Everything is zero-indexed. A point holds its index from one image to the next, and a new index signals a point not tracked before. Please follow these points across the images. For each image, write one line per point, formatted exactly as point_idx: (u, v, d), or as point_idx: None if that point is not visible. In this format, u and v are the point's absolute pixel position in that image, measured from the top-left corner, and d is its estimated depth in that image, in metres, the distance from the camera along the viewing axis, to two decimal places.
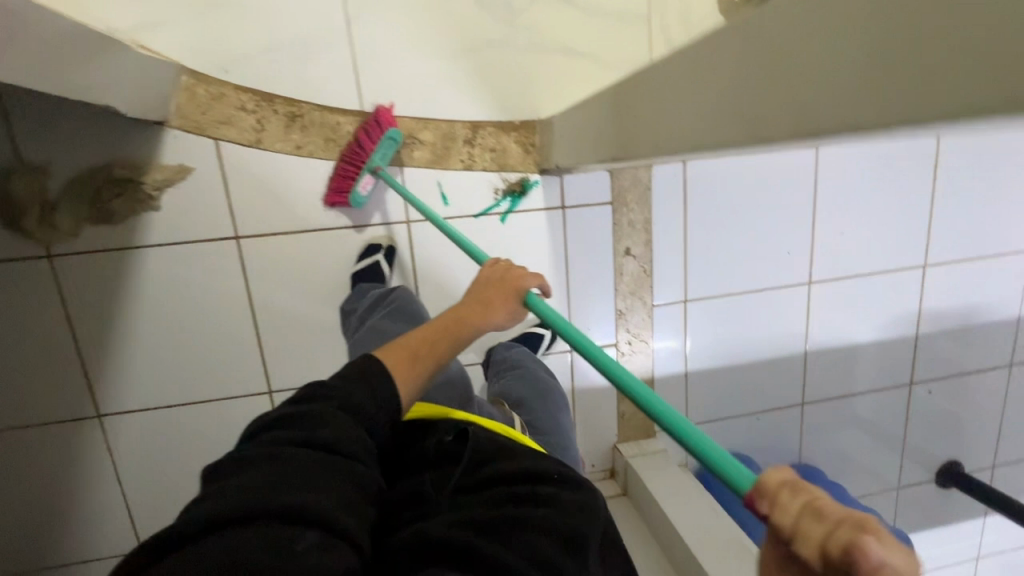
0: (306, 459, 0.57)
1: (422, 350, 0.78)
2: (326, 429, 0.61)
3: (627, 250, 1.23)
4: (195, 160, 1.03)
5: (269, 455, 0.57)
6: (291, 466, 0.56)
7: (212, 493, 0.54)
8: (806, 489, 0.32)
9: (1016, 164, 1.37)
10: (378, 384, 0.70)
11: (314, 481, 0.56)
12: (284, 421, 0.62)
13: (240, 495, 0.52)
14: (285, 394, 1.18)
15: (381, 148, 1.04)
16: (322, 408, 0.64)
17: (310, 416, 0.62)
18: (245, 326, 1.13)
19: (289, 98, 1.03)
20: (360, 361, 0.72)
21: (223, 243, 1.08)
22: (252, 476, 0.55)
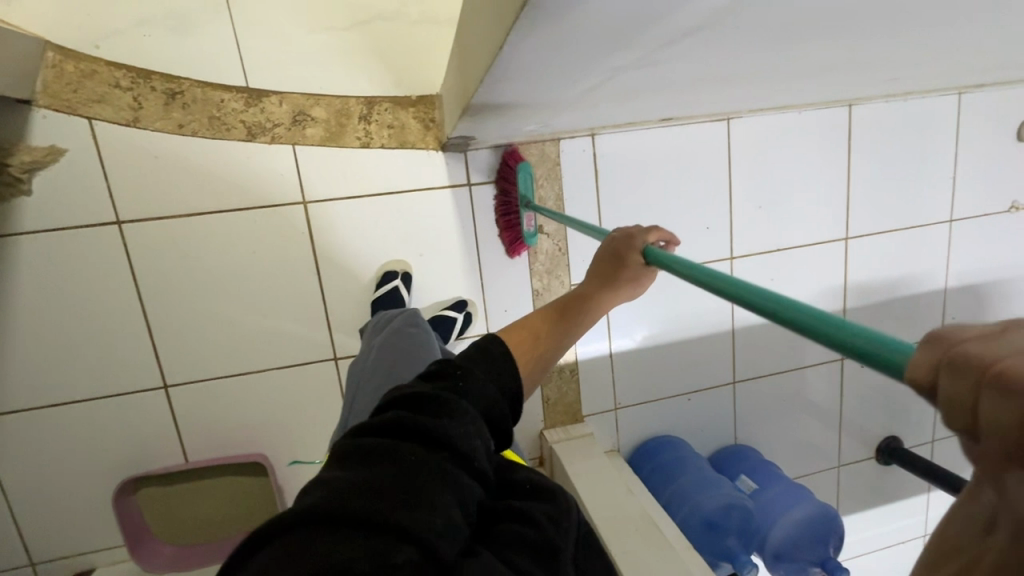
0: (419, 460, 0.47)
1: (542, 328, 0.71)
2: (451, 423, 0.51)
3: (540, 228, 1.19)
4: (69, 141, 0.98)
5: (400, 451, 0.47)
6: (405, 466, 0.46)
7: (322, 484, 0.46)
8: (961, 352, 0.24)
9: (929, 133, 1.38)
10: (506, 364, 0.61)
11: (435, 488, 0.46)
12: (414, 402, 0.53)
13: (368, 496, 0.43)
14: (182, 390, 1.11)
15: (523, 183, 1.12)
16: (443, 398, 0.53)
17: (426, 405, 0.52)
18: (134, 318, 1.06)
19: (168, 75, 0.99)
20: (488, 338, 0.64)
21: (104, 229, 1.02)
22: (362, 471, 0.46)
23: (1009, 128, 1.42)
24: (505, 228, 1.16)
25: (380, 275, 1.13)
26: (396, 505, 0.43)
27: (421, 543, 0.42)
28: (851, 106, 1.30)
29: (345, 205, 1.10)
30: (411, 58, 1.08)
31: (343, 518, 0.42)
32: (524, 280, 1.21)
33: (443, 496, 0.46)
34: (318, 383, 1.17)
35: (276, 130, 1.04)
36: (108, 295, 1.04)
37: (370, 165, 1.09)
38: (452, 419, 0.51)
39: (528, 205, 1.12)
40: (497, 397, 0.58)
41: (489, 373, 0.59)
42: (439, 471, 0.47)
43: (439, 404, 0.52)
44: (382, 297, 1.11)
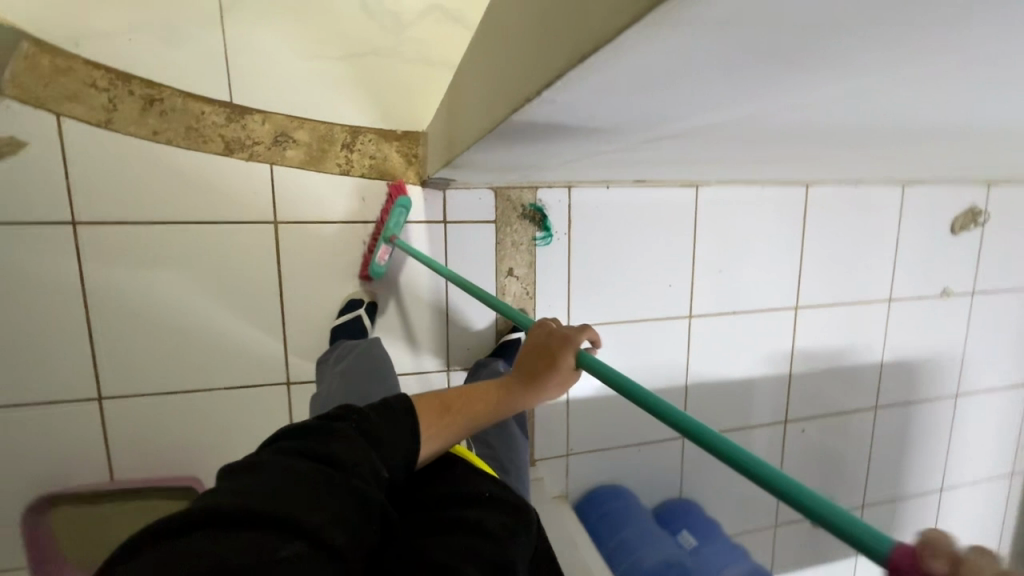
0: (308, 470, 0.49)
1: (457, 401, 0.66)
2: (341, 445, 0.53)
3: (510, 271, 1.22)
4: (32, 134, 0.94)
5: (289, 463, 0.49)
6: (294, 474, 0.48)
7: (207, 496, 0.46)
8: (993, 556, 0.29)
9: (875, 219, 1.49)
10: (405, 421, 0.60)
11: (322, 490, 0.48)
12: (307, 429, 0.55)
13: (256, 501, 0.45)
14: (118, 403, 1.05)
15: (392, 216, 1.07)
16: (343, 426, 0.56)
17: (319, 430, 0.55)
18: (76, 323, 1.01)
19: (149, 81, 0.97)
20: (392, 399, 0.62)
21: (56, 228, 0.97)
22: (253, 483, 0.47)
23: (945, 221, 1.55)
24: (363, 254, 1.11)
25: (347, 302, 1.12)
26: (282, 502, 0.45)
27: (308, 537, 0.45)
28: (808, 186, 1.40)
29: (318, 229, 1.09)
30: (401, 93, 1.09)
31: (223, 516, 0.43)
32: (489, 320, 1.22)
33: (332, 499, 0.48)
34: (267, 406, 1.13)
35: (255, 147, 1.03)
36: (51, 297, 0.99)
37: (348, 193, 1.09)
38: (350, 440, 0.54)
39: (389, 240, 1.07)
40: (409, 432, 0.60)
41: (388, 412, 0.60)
42: (330, 475, 0.50)
43: (331, 428, 0.55)
44: (342, 326, 1.09)
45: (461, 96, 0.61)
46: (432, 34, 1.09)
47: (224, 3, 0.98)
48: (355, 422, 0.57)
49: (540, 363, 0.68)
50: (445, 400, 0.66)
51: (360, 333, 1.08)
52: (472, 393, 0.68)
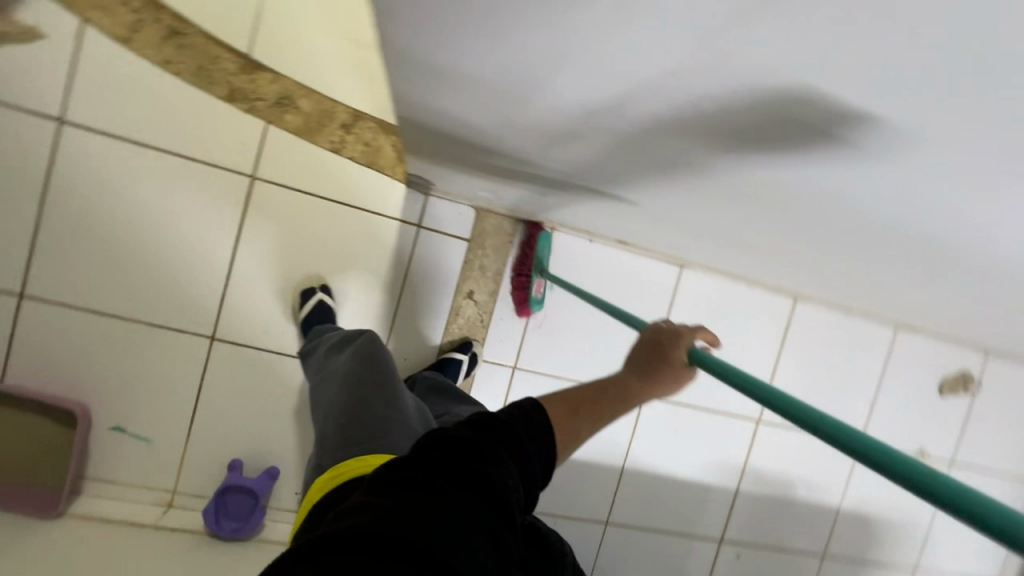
0: (456, 497, 0.44)
1: (580, 409, 0.60)
2: (492, 474, 0.47)
3: (469, 293, 1.18)
4: (50, 30, 0.97)
5: (435, 485, 0.44)
6: (443, 500, 0.43)
7: (357, 512, 0.42)
8: None
9: (860, 355, 1.43)
10: (535, 440, 0.54)
11: (469, 524, 0.43)
12: (453, 444, 0.49)
13: (402, 527, 0.40)
14: (39, 306, 1.03)
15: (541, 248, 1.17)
16: (488, 445, 0.50)
17: (467, 447, 0.48)
18: (26, 214, 1.00)
19: (178, 15, 1.01)
20: (522, 408, 0.56)
21: (41, 121, 0.99)
22: (387, 501, 0.43)
23: (933, 378, 1.48)
24: (515, 287, 1.19)
25: (306, 288, 1.10)
26: (433, 533, 0.40)
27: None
28: (796, 300, 1.36)
29: (291, 196, 1.09)
30: None
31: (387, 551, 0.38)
32: (433, 336, 1.19)
33: (481, 538, 0.43)
34: (182, 355, 1.09)
35: (256, 103, 1.05)
36: (12, 183, 0.99)
37: (331, 171, 1.10)
38: (495, 464, 0.48)
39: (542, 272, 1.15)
40: (537, 455, 0.53)
41: (529, 432, 0.54)
42: (474, 504, 0.44)
43: (477, 446, 0.49)
44: (308, 315, 1.07)
45: (419, 77, 0.60)
46: None
47: None
48: (495, 440, 0.51)
49: (655, 364, 0.61)
50: (569, 401, 0.61)
51: (329, 317, 1.07)
52: (583, 395, 0.62)
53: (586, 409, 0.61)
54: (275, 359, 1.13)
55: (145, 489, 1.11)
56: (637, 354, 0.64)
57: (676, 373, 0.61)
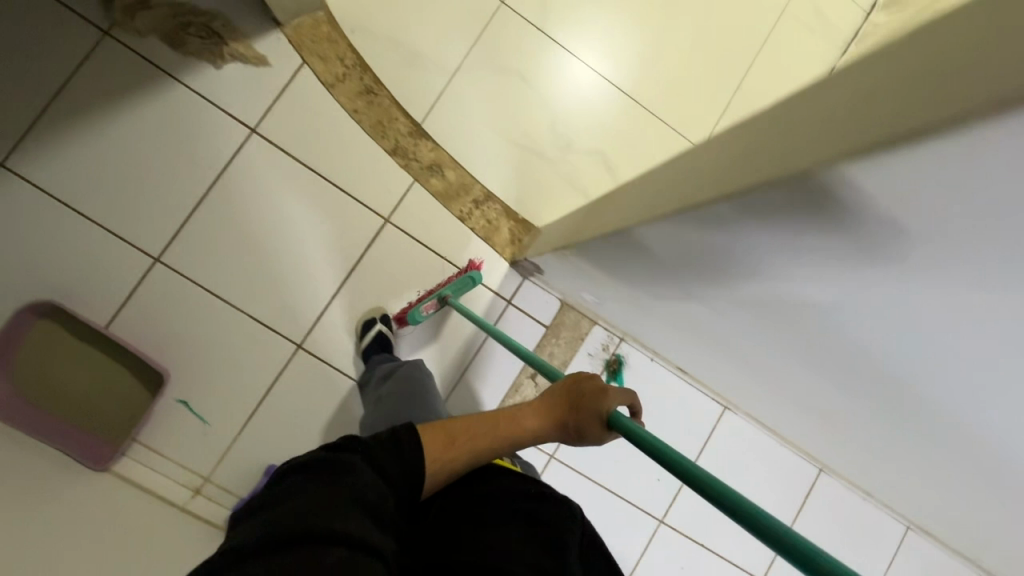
0: (324, 488, 0.51)
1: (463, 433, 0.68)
2: (354, 475, 0.54)
3: (533, 374, 1.27)
4: (276, 62, 1.16)
5: (304, 487, 0.51)
6: (312, 493, 0.51)
7: (239, 531, 0.49)
8: None
9: (869, 543, 1.46)
10: (412, 456, 0.62)
11: (344, 503, 0.50)
12: (309, 465, 0.55)
13: (282, 521, 0.48)
14: (166, 273, 1.13)
15: (460, 282, 1.18)
16: (349, 458, 0.56)
17: (329, 460, 0.55)
18: (192, 194, 1.14)
19: (377, 78, 1.20)
20: (395, 431, 0.63)
21: (238, 126, 1.16)
22: (266, 514, 0.49)
23: None
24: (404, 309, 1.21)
25: (367, 319, 1.19)
26: (307, 518, 0.48)
27: (348, 543, 0.48)
28: (821, 471, 1.43)
29: (412, 244, 1.22)
30: (539, 191, 1.28)
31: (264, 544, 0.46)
32: (490, 402, 1.26)
33: (354, 513, 0.50)
34: (267, 353, 1.17)
35: (412, 162, 1.22)
36: (192, 167, 1.14)
37: (452, 234, 1.24)
38: (357, 467, 0.55)
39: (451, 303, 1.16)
40: (417, 461, 0.62)
41: (388, 442, 0.61)
42: (342, 490, 0.52)
43: (338, 458, 0.55)
44: (369, 346, 1.16)
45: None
46: (586, 167, 1.30)
47: (462, 65, 1.24)
48: (355, 448, 0.58)
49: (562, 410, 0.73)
50: (453, 430, 0.68)
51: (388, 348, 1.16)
52: (472, 429, 0.70)
53: (472, 436, 0.69)
54: (345, 381, 1.20)
55: (182, 469, 1.12)
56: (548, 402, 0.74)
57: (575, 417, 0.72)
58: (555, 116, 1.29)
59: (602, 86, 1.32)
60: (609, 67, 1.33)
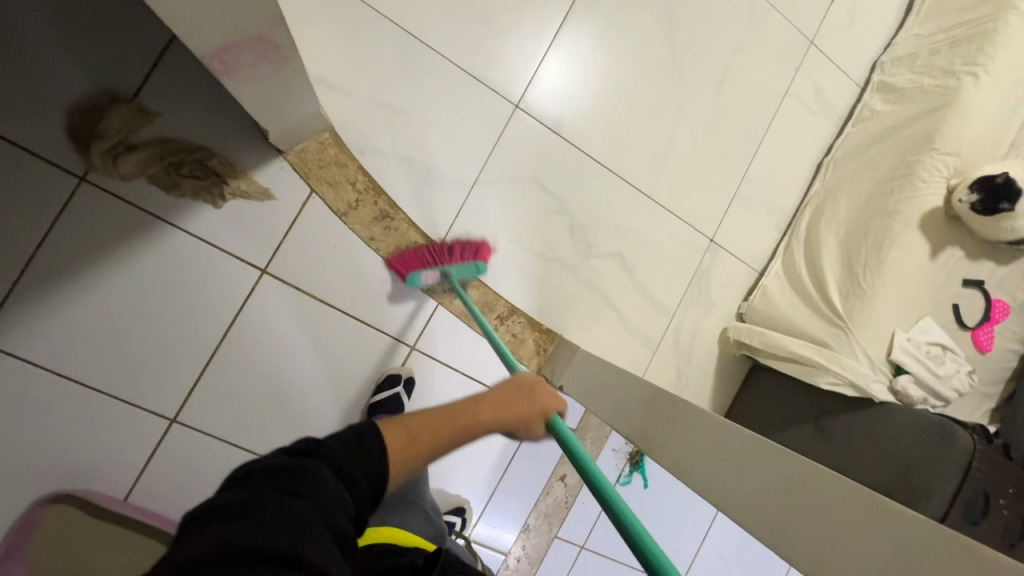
0: (287, 504, 0.42)
1: (425, 432, 0.58)
2: (325, 481, 0.46)
3: (561, 476, 1.32)
4: (282, 194, 1.07)
5: (268, 502, 0.42)
6: (275, 511, 0.41)
7: (178, 549, 0.39)
8: None
9: None
10: (374, 460, 0.52)
11: (311, 521, 0.42)
12: (267, 467, 0.45)
13: (237, 540, 0.39)
14: (185, 432, 1.06)
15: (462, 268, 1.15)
16: (310, 461, 0.47)
17: (289, 464, 0.45)
18: (204, 346, 1.06)
19: (392, 201, 1.13)
20: (358, 429, 0.53)
21: (246, 267, 1.07)
22: (212, 531, 0.39)
23: None
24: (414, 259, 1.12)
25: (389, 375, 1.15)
26: (270, 543, 0.39)
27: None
28: None
29: (438, 368, 1.21)
30: (561, 300, 1.27)
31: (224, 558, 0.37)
32: (522, 507, 1.30)
33: (327, 535, 0.42)
34: None
35: (434, 285, 1.17)
36: (200, 317, 1.05)
37: (479, 353, 1.22)
38: (323, 473, 0.46)
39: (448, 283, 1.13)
40: (377, 472, 0.52)
41: (355, 446, 0.51)
42: (310, 509, 0.43)
43: (308, 462, 0.46)
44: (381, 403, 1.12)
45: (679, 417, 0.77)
46: (605, 270, 1.30)
47: (479, 178, 1.19)
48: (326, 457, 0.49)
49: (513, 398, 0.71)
50: (411, 429, 0.57)
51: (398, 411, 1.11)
52: (444, 435, 0.60)
53: (436, 434, 0.59)
54: None
55: None
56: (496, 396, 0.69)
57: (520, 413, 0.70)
58: (574, 222, 1.28)
59: (617, 184, 1.30)
60: (623, 164, 1.31)
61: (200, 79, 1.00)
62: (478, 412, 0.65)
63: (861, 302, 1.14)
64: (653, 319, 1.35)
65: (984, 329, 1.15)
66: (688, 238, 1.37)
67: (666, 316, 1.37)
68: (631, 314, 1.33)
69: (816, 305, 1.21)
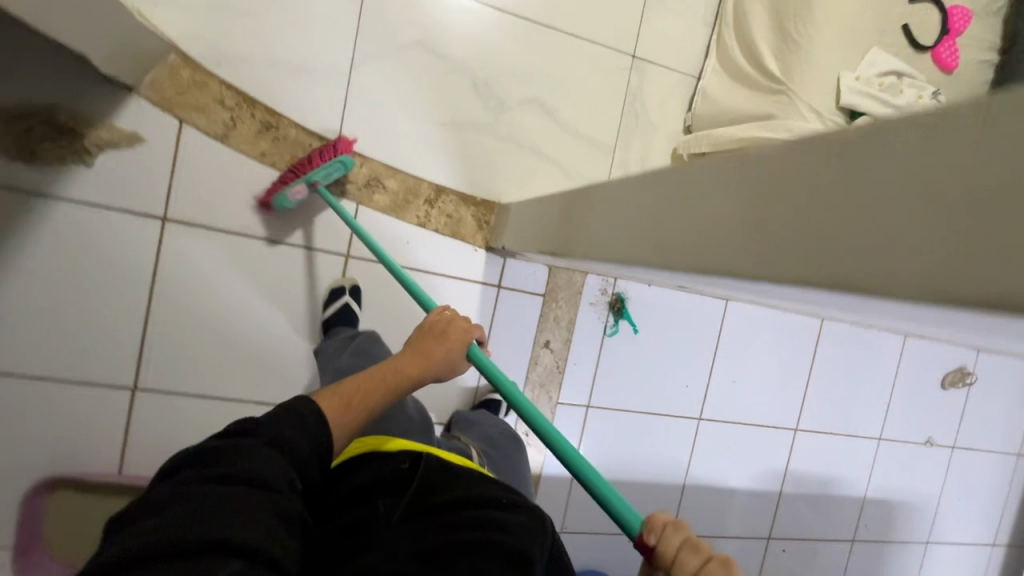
0: (223, 487, 0.51)
1: (358, 394, 0.69)
2: (259, 462, 0.54)
3: (546, 343, 1.28)
4: (152, 133, 1.00)
5: (200, 492, 0.50)
6: (207, 497, 0.49)
7: (131, 536, 0.47)
8: None
9: (873, 365, 1.61)
10: (305, 417, 0.62)
11: (242, 504, 0.50)
12: (206, 455, 0.55)
13: (174, 530, 0.46)
14: (151, 397, 1.06)
15: (327, 169, 1.00)
16: (247, 443, 0.56)
17: (223, 452, 0.55)
18: (136, 311, 1.03)
19: (271, 109, 1.05)
20: (291, 398, 0.64)
21: (146, 221, 1.02)
22: (152, 523, 0.47)
23: (937, 376, 1.68)
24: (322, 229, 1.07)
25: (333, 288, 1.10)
26: (205, 529, 0.47)
27: (242, 549, 0.47)
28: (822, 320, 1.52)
29: (383, 270, 1.16)
30: (488, 165, 1.19)
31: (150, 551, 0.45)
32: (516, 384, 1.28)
33: (254, 510, 0.50)
34: None
35: (348, 186, 1.11)
36: (120, 282, 1.02)
37: (419, 243, 1.17)
38: (250, 452, 0.55)
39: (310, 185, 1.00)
40: (314, 434, 0.61)
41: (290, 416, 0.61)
42: (243, 492, 0.51)
43: (241, 446, 0.55)
44: (331, 315, 1.07)
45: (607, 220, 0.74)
46: (525, 120, 1.20)
47: (355, 58, 1.09)
48: (273, 445, 0.57)
49: (430, 340, 0.77)
50: (345, 396, 0.68)
51: (350, 319, 1.07)
52: (374, 382, 0.71)
53: (367, 392, 0.69)
54: None
55: None
56: (415, 342, 0.78)
57: (443, 353, 0.76)
58: (476, 77, 1.16)
59: (510, 23, 1.17)
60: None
61: (12, 32, 0.91)
62: (404, 361, 0.74)
63: (798, 58, 1.01)
64: (593, 158, 1.26)
65: (944, 44, 1.02)
66: (606, 60, 1.24)
67: (607, 153, 1.27)
68: (566, 160, 1.24)
69: (756, 81, 1.09)
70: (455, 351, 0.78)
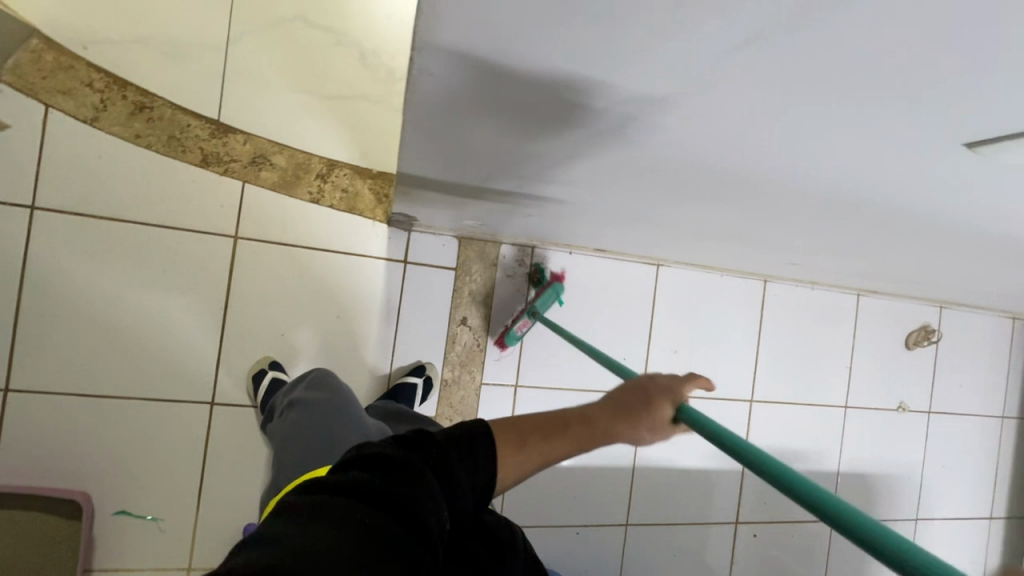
0: (369, 523, 0.42)
1: (534, 436, 0.55)
2: (417, 489, 0.46)
3: (463, 320, 1.21)
4: (15, 120, 0.97)
5: (347, 519, 0.42)
6: (346, 532, 0.41)
7: (255, 543, 0.39)
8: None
9: (829, 328, 1.52)
10: (479, 458, 0.52)
11: (384, 553, 0.41)
12: (372, 465, 0.48)
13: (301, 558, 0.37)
14: (26, 397, 1.00)
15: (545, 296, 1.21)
16: (411, 461, 0.49)
17: (394, 466, 0.47)
18: (4, 305, 0.98)
19: (143, 90, 1.03)
20: (473, 424, 0.55)
21: (12, 211, 0.98)
22: (291, 534, 0.40)
23: (901, 335, 1.59)
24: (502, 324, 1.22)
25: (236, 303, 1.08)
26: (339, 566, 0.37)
27: None
28: (766, 281, 1.45)
29: (276, 251, 1.10)
30: (382, 137, 1.15)
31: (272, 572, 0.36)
32: (434, 366, 1.20)
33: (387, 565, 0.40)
34: (184, 428, 1.07)
35: (231, 164, 1.07)
36: None
37: (313, 221, 1.11)
38: (419, 477, 0.47)
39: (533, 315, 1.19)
40: (480, 478, 0.51)
41: (469, 447, 0.52)
42: (384, 535, 0.42)
43: (410, 466, 0.48)
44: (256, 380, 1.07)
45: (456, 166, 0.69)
46: None
47: (230, 36, 1.07)
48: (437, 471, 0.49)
49: (637, 401, 0.55)
50: (524, 430, 0.56)
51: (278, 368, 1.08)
52: (555, 432, 0.56)
53: (548, 434, 0.56)
54: None
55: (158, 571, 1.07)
56: (625, 394, 0.57)
57: (651, 425, 0.54)
58: (362, 50, 1.14)
59: None
60: None
61: None
62: (602, 410, 0.56)
63: None
64: None
65: None
66: None
67: None
68: None
69: None
70: (665, 422, 0.55)
